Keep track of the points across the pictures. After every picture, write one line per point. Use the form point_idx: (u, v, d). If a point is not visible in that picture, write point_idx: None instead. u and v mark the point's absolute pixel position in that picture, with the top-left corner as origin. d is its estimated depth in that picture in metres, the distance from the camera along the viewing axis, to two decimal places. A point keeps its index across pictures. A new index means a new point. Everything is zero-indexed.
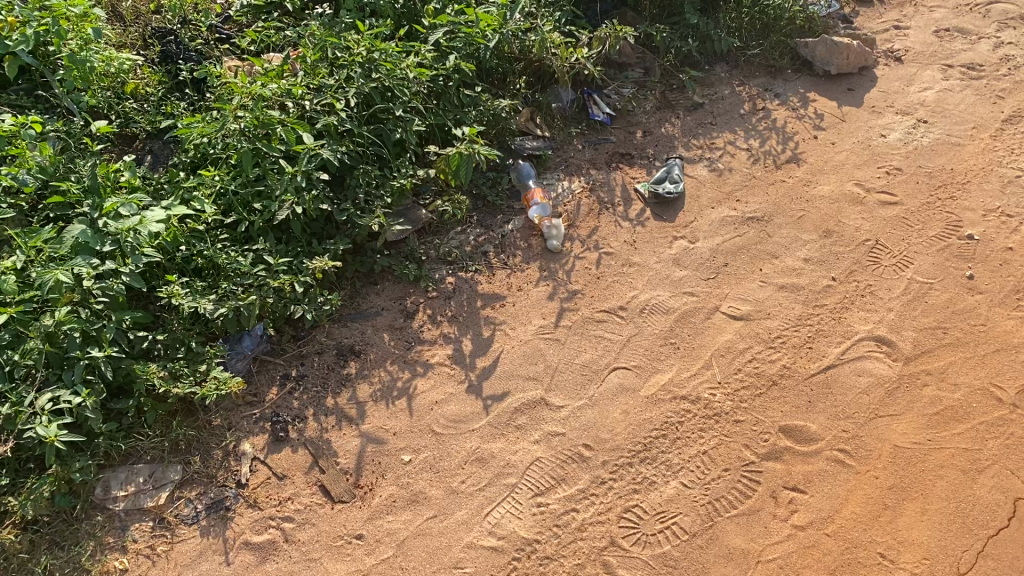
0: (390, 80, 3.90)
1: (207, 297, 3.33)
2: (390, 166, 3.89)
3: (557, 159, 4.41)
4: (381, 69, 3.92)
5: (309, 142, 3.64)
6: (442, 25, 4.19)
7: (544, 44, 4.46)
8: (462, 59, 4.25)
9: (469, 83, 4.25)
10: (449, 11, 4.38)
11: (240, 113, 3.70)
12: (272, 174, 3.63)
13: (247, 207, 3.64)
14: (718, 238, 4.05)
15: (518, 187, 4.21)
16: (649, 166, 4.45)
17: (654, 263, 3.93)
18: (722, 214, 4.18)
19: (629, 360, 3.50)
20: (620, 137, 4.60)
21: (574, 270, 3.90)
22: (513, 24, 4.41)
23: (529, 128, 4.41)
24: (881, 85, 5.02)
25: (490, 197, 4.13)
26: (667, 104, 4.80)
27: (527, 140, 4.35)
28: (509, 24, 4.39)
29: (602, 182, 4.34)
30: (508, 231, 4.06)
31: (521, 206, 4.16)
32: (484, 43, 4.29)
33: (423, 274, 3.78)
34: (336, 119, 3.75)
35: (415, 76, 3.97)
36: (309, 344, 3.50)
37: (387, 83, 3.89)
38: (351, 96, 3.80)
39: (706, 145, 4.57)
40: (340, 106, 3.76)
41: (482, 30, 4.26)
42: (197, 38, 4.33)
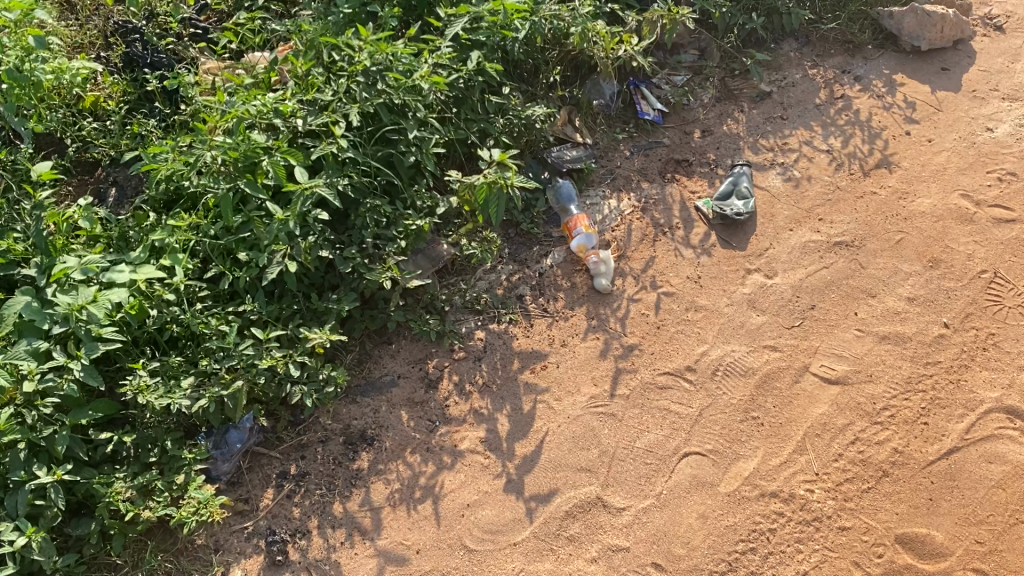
0: (402, 91, 3.17)
1: (183, 381, 2.73)
2: (402, 197, 3.20)
3: (600, 171, 3.70)
4: (388, 77, 3.20)
5: (302, 181, 2.92)
6: (463, 14, 3.44)
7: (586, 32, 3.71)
8: (487, 56, 3.51)
9: (496, 85, 3.53)
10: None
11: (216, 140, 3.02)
12: (258, 221, 2.94)
13: (231, 257, 3.01)
14: (801, 272, 3.36)
15: (557, 211, 3.52)
16: (710, 176, 3.74)
17: (725, 306, 3.25)
18: (804, 237, 3.48)
19: (703, 443, 2.86)
20: (675, 139, 3.87)
21: (629, 318, 3.24)
22: (547, 8, 3.66)
23: (569, 134, 3.69)
24: (981, 62, 4.24)
25: (524, 225, 3.46)
26: (727, 95, 4.06)
27: (567, 150, 3.64)
28: (541, 9, 3.64)
29: (656, 200, 3.64)
30: (546, 267, 3.39)
31: (560, 235, 3.48)
32: (512, 35, 3.55)
33: (447, 330, 3.13)
34: (336, 146, 3.04)
35: (430, 87, 3.22)
36: (311, 430, 2.88)
37: (397, 96, 3.17)
38: (352, 117, 3.08)
39: (777, 147, 3.85)
40: (340, 132, 3.04)
41: (510, 18, 3.50)
42: (167, 34, 3.66)
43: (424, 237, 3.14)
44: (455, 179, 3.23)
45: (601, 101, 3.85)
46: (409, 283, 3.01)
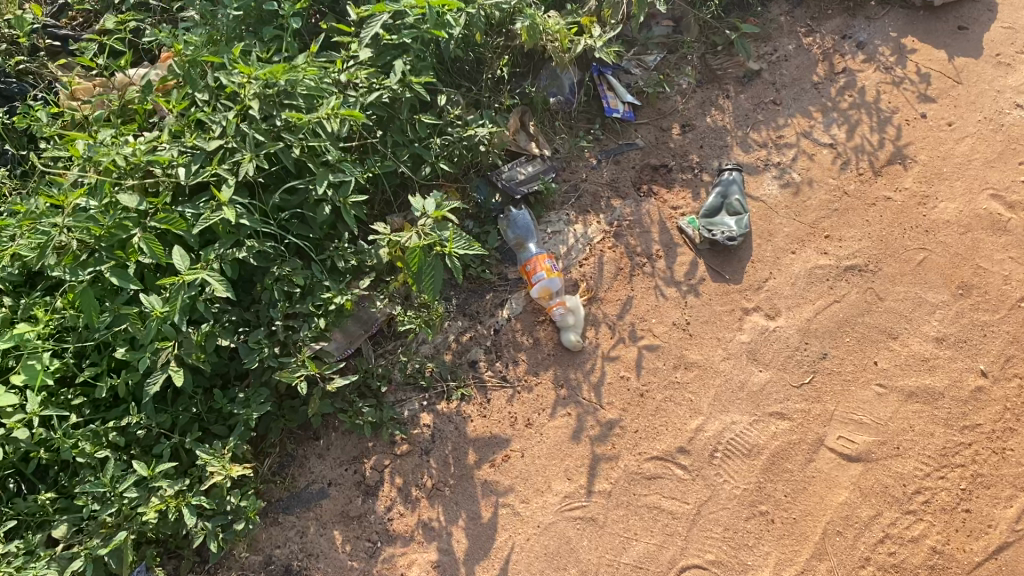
0: (304, 129, 2.47)
1: (57, 525, 2.22)
2: (319, 257, 2.59)
3: (562, 188, 3.09)
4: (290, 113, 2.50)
5: (181, 268, 2.24)
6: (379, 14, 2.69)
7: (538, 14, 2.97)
8: (417, 61, 2.81)
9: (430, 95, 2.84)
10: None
11: (79, 206, 2.37)
12: (135, 316, 2.31)
13: (111, 350, 2.43)
14: (808, 308, 2.81)
15: (512, 245, 2.93)
16: (694, 185, 3.14)
17: (721, 361, 2.71)
18: (809, 262, 2.92)
19: (704, 551, 2.39)
20: (649, 138, 3.24)
21: (605, 382, 2.69)
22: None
23: (522, 145, 3.06)
24: (1004, 17, 3.61)
25: (474, 269, 2.86)
26: (709, 77, 3.42)
27: (522, 165, 3.03)
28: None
29: (631, 221, 3.04)
30: (504, 320, 2.81)
31: (518, 277, 2.89)
32: (445, 36, 2.80)
33: (385, 419, 2.55)
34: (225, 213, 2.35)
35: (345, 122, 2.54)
36: (223, 569, 2.35)
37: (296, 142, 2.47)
38: (243, 170, 2.38)
39: (770, 142, 3.25)
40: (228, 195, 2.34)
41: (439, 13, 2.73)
42: (16, 48, 2.94)
43: (348, 312, 2.53)
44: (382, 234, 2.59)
45: (559, 97, 3.19)
46: (330, 385, 2.39)
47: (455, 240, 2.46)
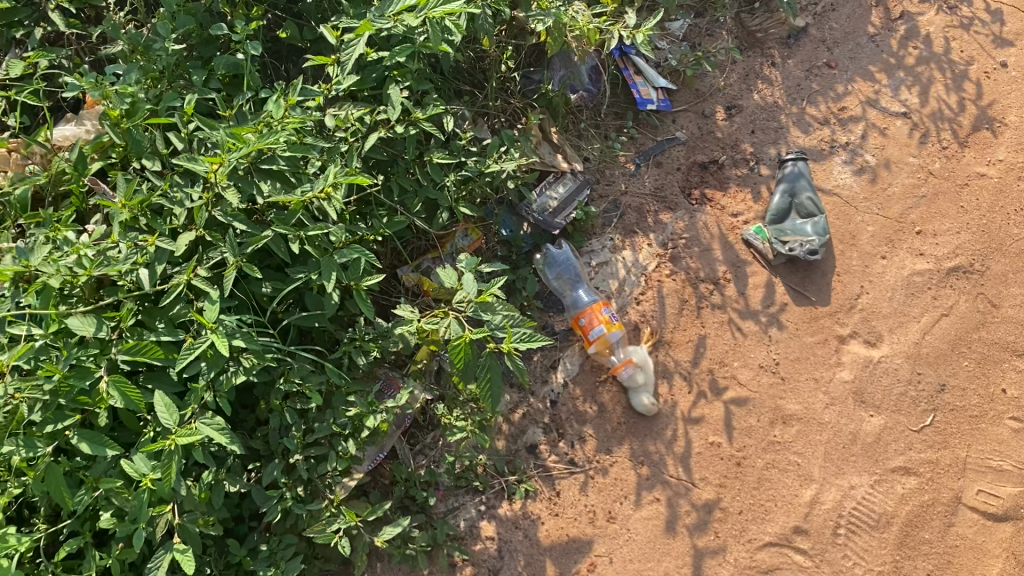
0: (297, 214, 1.89)
1: None
2: (333, 355, 2.06)
3: (599, 207, 2.57)
4: (275, 186, 1.95)
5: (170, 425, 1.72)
6: (361, 37, 2.08)
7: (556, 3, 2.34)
8: (415, 82, 2.23)
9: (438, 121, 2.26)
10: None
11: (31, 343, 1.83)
12: (121, 488, 1.80)
13: (92, 512, 1.91)
14: (913, 329, 2.38)
15: (555, 287, 2.43)
16: (753, 182, 2.65)
17: (824, 410, 2.29)
18: (904, 268, 2.47)
19: None
20: (691, 129, 2.72)
21: (693, 453, 2.25)
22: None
23: (548, 160, 2.52)
24: None
25: None
26: (747, 41, 2.87)
27: (553, 186, 2.50)
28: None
29: (687, 239, 2.55)
30: (559, 387, 2.34)
31: (566, 329, 2.41)
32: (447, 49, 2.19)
33: (441, 541, 2.11)
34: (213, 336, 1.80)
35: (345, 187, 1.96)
36: None
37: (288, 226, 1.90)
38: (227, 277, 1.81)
39: (832, 117, 2.74)
40: (214, 313, 1.78)
41: (440, 29, 2.12)
42: None
43: (383, 429, 2.04)
44: (411, 318, 2.03)
45: (581, 91, 2.65)
46: (377, 534, 1.91)
47: (513, 327, 1.91)
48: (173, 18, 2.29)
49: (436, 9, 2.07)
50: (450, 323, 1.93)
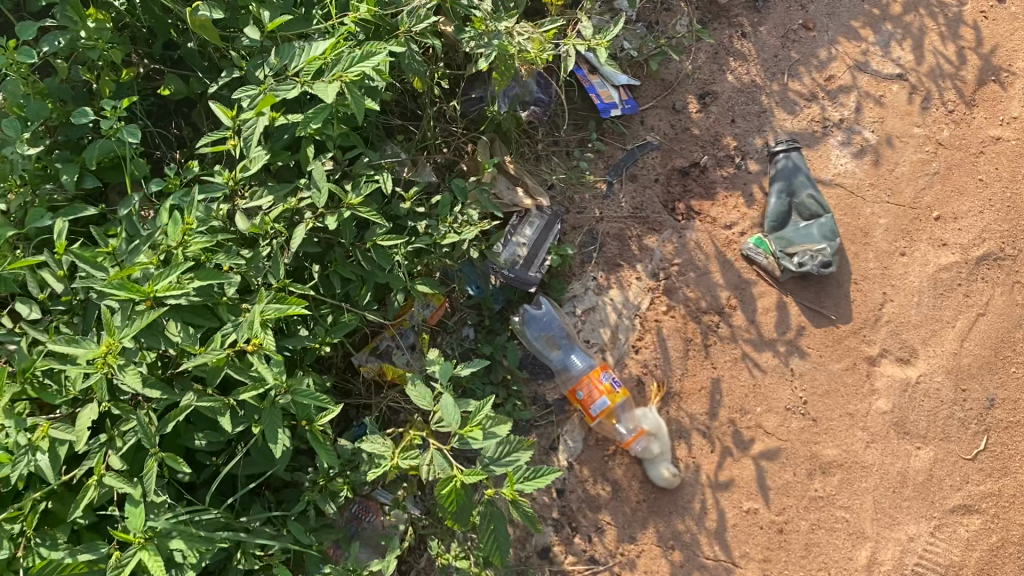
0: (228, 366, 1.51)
1: None
2: (296, 507, 1.69)
3: (572, 242, 2.20)
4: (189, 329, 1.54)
5: None
6: (264, 114, 1.68)
7: (496, 17, 1.92)
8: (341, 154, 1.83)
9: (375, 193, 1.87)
10: (245, 33, 1.86)
11: None
12: None
13: None
14: (950, 337, 2.11)
15: (540, 350, 2.06)
16: (744, 182, 2.29)
17: (866, 450, 2.02)
18: (928, 263, 2.18)
19: None
20: (664, 129, 2.33)
21: (729, 526, 1.98)
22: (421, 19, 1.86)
23: (507, 198, 2.13)
24: None
25: (503, 412, 2.02)
26: (710, 10, 2.45)
27: (520, 229, 2.11)
28: (398, 20, 1.86)
29: (680, 263, 2.20)
30: (564, 471, 2.01)
31: (559, 397, 2.07)
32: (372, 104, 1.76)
33: None
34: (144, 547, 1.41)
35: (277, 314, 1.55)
36: None
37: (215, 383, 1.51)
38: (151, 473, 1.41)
39: (820, 89, 2.37)
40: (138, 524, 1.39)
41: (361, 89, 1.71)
42: None
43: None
44: (383, 451, 1.65)
45: (532, 104, 2.24)
46: None
47: (514, 461, 1.57)
48: (20, 107, 1.80)
49: (350, 69, 1.65)
50: (434, 458, 1.58)
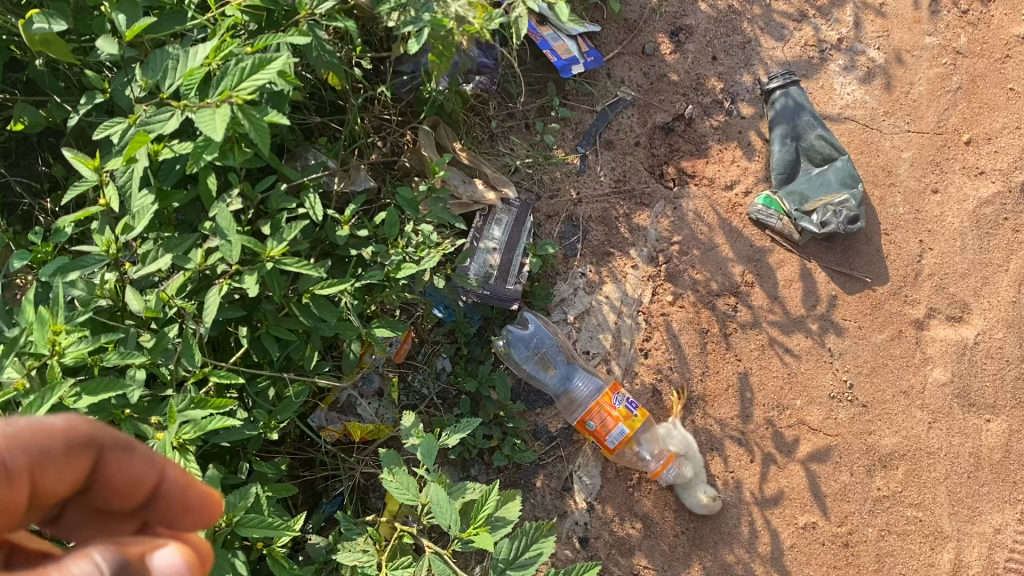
0: None
1: None
2: None
3: (550, 234, 1.82)
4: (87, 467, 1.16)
5: None
6: (138, 157, 1.28)
7: None
8: (251, 189, 1.43)
9: (304, 229, 1.49)
10: (98, 47, 1.41)
11: None
12: None
13: None
14: (1003, 283, 1.82)
15: (533, 375, 1.70)
16: (741, 130, 1.92)
17: (931, 434, 1.74)
18: (964, 198, 1.87)
19: None
20: (636, 79, 1.93)
21: (789, 550, 1.69)
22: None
23: (466, 195, 1.71)
24: None
25: (501, 459, 1.67)
26: None
27: (487, 230, 1.73)
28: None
29: (681, 240, 1.84)
30: (585, 514, 1.70)
31: (564, 427, 1.73)
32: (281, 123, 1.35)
33: None
34: None
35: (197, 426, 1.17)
36: None
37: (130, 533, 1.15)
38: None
39: (810, 6, 1.99)
40: None
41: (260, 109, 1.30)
42: None
43: None
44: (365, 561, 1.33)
45: (476, 73, 1.76)
46: None
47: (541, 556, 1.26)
48: None
49: (239, 85, 1.23)
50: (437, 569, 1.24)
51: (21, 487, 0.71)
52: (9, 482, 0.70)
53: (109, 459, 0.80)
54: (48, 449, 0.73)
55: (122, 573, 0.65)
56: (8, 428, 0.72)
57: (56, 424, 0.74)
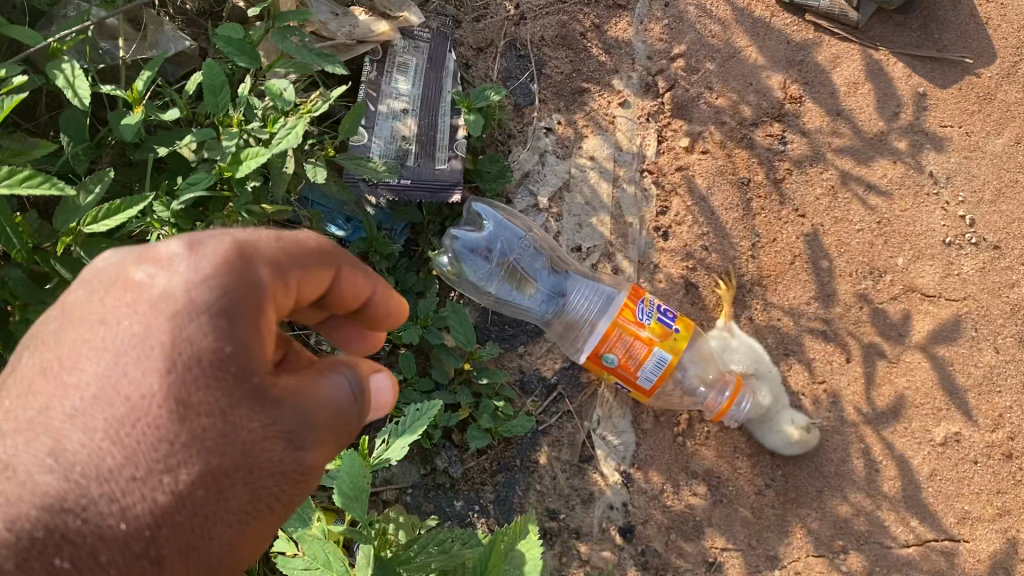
0: None
1: None
2: None
3: (487, 77, 1.18)
4: None
5: None
6: None
7: None
8: None
9: (68, 125, 0.89)
10: None
11: None
12: None
13: None
14: None
15: (501, 291, 1.10)
16: None
17: None
18: None
19: None
20: None
21: (934, 483, 1.12)
22: None
23: (340, 35, 1.06)
24: None
25: (481, 436, 1.07)
26: None
27: (387, 84, 1.09)
28: None
29: (685, 50, 1.21)
30: (622, 491, 1.11)
31: (564, 367, 1.14)
32: None
33: None
34: None
35: None
36: None
37: None
38: None
39: None
40: None
41: None
42: None
43: None
44: None
45: None
46: None
47: None
48: None
49: None
50: None
51: (291, 300, 0.55)
52: (289, 293, 0.54)
53: (345, 276, 0.61)
54: (308, 257, 0.57)
55: (366, 399, 0.58)
56: (269, 233, 0.55)
57: (309, 241, 0.58)
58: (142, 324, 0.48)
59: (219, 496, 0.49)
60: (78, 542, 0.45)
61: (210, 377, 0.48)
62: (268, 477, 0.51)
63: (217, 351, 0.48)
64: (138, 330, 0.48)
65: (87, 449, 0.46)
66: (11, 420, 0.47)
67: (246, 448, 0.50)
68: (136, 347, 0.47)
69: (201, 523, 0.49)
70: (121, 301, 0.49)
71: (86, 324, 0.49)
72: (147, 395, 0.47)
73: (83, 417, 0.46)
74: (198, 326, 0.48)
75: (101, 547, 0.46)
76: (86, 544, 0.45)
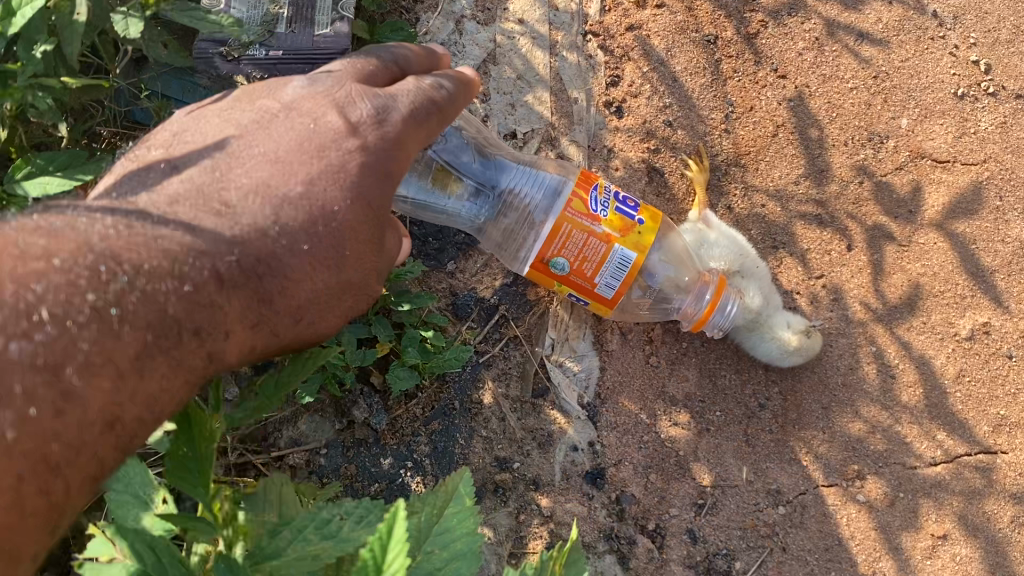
0: None
1: None
2: None
3: None
4: None
5: None
6: None
7: None
8: None
9: None
10: None
11: None
12: None
13: None
14: None
15: (423, 192, 0.85)
16: None
17: None
18: None
19: None
20: None
21: (963, 386, 0.93)
22: None
23: None
24: None
25: (407, 375, 0.84)
26: None
27: None
28: None
29: None
30: (587, 428, 0.90)
31: (505, 284, 0.93)
32: None
33: None
34: None
35: None
36: None
37: None
38: None
39: None
40: None
41: None
42: None
43: None
44: None
45: None
46: None
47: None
48: None
49: None
50: None
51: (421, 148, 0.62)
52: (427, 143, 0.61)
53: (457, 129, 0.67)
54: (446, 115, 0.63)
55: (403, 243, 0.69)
56: (428, 94, 0.61)
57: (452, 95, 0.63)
58: (337, 163, 0.57)
59: (340, 297, 0.60)
60: (264, 289, 0.55)
61: (363, 208, 0.57)
62: (361, 296, 0.62)
63: (378, 196, 0.58)
64: (333, 168, 0.56)
65: (283, 229, 0.55)
66: (227, 195, 0.54)
67: (364, 266, 0.60)
68: (336, 175, 0.56)
69: (320, 308, 0.59)
70: (323, 140, 0.57)
71: (290, 147, 0.57)
72: (334, 212, 0.56)
73: (282, 202, 0.55)
74: (373, 181, 0.58)
75: (273, 302, 0.55)
76: (264, 295, 0.55)
